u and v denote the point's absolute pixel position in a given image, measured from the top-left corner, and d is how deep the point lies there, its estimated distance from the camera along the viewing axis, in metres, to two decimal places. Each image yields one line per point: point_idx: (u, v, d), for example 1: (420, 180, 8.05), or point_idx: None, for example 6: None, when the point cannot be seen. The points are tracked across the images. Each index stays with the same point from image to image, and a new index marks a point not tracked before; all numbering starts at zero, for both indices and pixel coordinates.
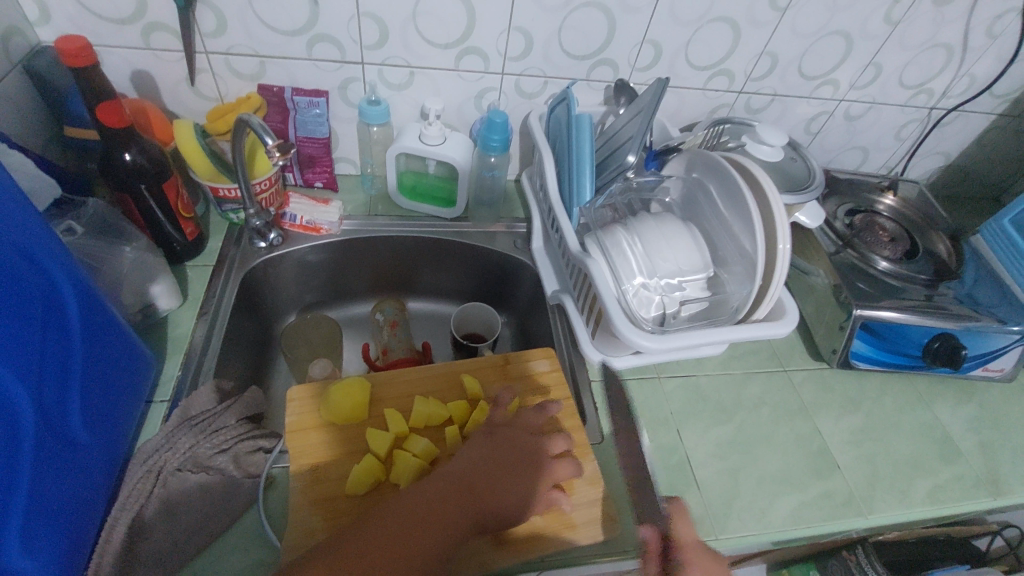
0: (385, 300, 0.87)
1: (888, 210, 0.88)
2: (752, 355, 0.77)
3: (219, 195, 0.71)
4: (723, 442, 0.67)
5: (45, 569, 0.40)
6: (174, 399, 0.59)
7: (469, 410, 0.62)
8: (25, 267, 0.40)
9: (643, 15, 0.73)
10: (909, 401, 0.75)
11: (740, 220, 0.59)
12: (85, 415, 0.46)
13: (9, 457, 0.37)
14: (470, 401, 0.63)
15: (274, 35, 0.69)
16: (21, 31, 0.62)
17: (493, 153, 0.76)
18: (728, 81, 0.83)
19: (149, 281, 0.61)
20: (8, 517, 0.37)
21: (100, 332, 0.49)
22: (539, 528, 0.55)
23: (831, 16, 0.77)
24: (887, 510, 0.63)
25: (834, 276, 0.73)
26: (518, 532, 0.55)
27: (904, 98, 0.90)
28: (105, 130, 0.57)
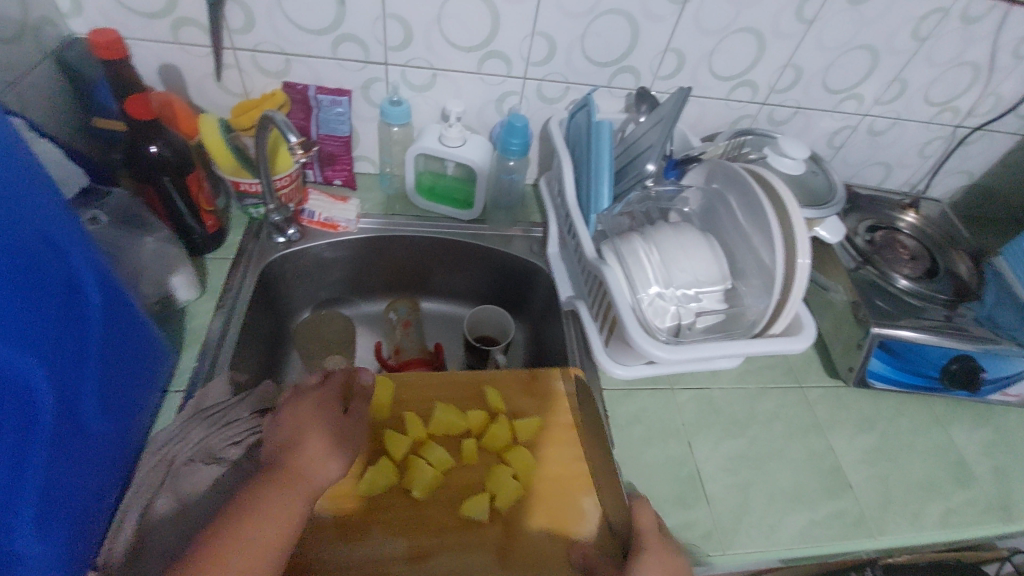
0: (398, 300, 0.87)
1: (909, 227, 0.87)
2: (767, 370, 0.76)
3: (240, 189, 0.73)
4: (733, 456, 0.66)
5: (56, 554, 0.41)
6: (190, 390, 0.60)
7: (487, 423, 0.61)
8: (48, 255, 0.40)
9: (667, 23, 0.72)
10: (924, 422, 0.74)
11: (760, 233, 0.58)
12: (101, 403, 0.46)
13: (26, 445, 0.37)
14: (490, 414, 0.61)
15: (300, 33, 0.69)
16: (54, 22, 0.63)
17: (512, 156, 0.76)
18: (751, 92, 0.83)
19: (168, 273, 0.62)
20: (22, 503, 0.37)
21: (119, 321, 0.49)
22: (547, 551, 0.53)
23: (857, 30, 0.76)
24: (898, 532, 0.62)
25: (853, 293, 0.73)
26: (525, 549, 0.53)
27: (928, 115, 0.89)
28: (133, 122, 0.58)
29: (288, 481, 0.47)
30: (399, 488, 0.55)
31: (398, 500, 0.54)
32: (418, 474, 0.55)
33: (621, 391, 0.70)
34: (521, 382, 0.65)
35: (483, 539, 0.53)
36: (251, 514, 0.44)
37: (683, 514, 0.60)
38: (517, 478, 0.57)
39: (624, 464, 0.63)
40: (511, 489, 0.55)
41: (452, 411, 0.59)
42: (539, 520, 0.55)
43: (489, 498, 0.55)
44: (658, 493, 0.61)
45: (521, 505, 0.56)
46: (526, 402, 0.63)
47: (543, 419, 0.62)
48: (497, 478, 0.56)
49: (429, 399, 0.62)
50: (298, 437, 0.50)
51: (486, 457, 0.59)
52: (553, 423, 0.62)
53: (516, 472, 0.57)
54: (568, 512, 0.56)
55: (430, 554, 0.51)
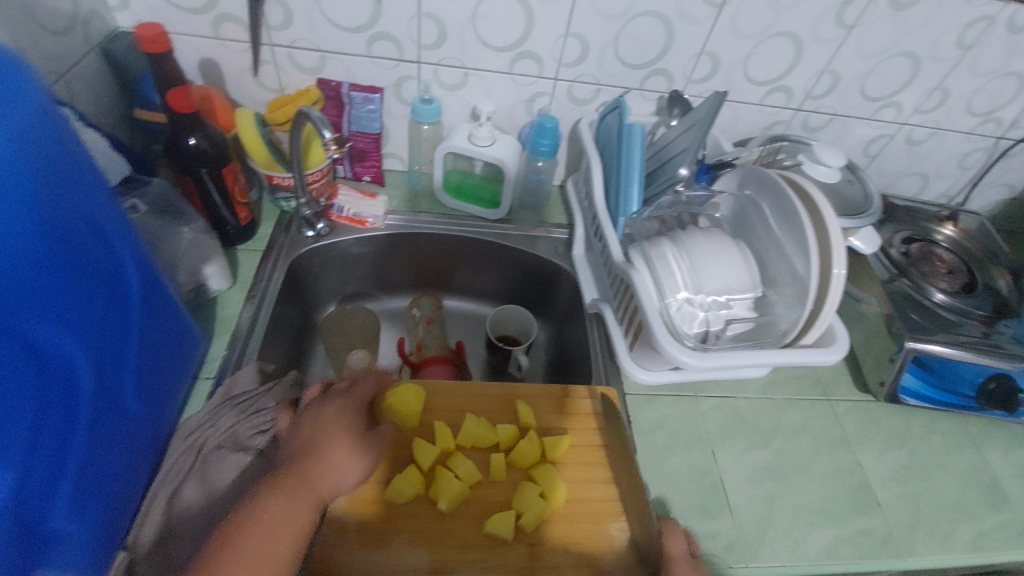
0: (422, 297, 0.89)
1: (946, 240, 0.85)
2: (794, 381, 0.75)
3: (273, 183, 0.74)
4: (758, 467, 0.65)
5: (90, 532, 0.42)
6: (219, 377, 0.61)
7: (517, 438, 0.60)
8: (94, 242, 0.41)
9: (702, 26, 0.72)
10: (957, 442, 0.71)
11: (794, 242, 0.57)
12: (137, 387, 0.47)
13: (66, 426, 0.38)
14: (519, 428, 0.61)
15: (336, 30, 0.70)
16: (102, 15, 0.65)
17: (541, 157, 0.76)
18: (786, 98, 0.81)
19: (202, 262, 0.63)
20: (61, 482, 0.38)
21: (156, 307, 0.50)
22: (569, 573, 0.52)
23: (899, 37, 0.74)
24: (927, 553, 0.61)
25: (887, 305, 0.71)
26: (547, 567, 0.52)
27: (970, 126, 0.86)
28: (174, 114, 0.59)
29: (304, 483, 0.47)
30: (424, 498, 0.55)
31: (424, 510, 0.54)
32: (442, 483, 0.54)
33: (644, 397, 0.69)
34: (553, 398, 0.65)
35: (505, 559, 0.52)
36: (265, 512, 0.44)
37: (705, 524, 0.59)
38: (544, 497, 0.56)
39: (645, 470, 0.62)
40: (535, 506, 0.54)
41: (482, 423, 0.59)
42: (561, 552, 0.53)
43: (514, 515, 0.53)
44: (680, 502, 0.60)
45: (546, 524, 0.55)
46: (557, 421, 0.62)
47: (573, 439, 0.61)
48: (523, 495, 0.55)
49: (460, 410, 0.62)
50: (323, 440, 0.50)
51: (514, 474, 0.58)
52: (583, 445, 0.61)
53: (544, 490, 0.56)
54: (594, 535, 0.55)
55: (452, 567, 0.51)
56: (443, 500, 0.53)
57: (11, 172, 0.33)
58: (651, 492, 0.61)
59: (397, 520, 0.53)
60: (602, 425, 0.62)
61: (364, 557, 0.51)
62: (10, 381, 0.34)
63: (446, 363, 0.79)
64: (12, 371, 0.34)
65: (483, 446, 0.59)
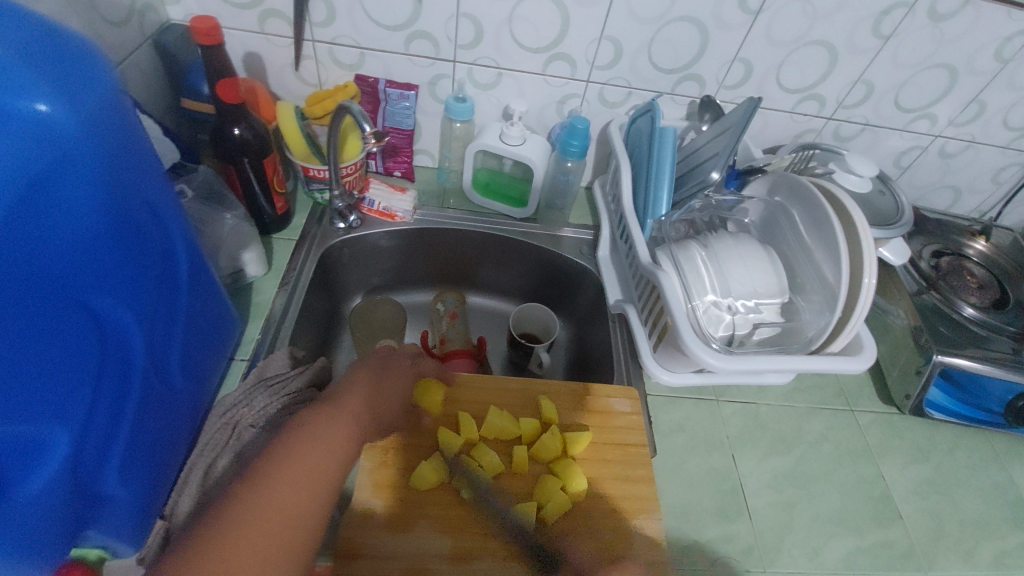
0: (447, 291, 0.90)
1: (978, 255, 0.84)
2: (817, 390, 0.74)
3: (309, 174, 0.76)
4: (778, 473, 0.65)
5: (135, 496, 0.44)
6: (253, 359, 0.64)
7: (539, 432, 0.61)
8: (151, 222, 0.43)
9: (737, 33, 0.72)
10: (983, 459, 0.70)
11: (825, 249, 0.58)
12: (182, 363, 0.50)
13: (119, 397, 0.41)
14: (542, 423, 0.62)
15: (376, 28, 0.72)
16: (155, 8, 0.68)
17: (571, 158, 0.77)
18: (818, 106, 0.81)
19: (241, 249, 0.66)
20: (113, 448, 0.41)
21: (201, 288, 0.52)
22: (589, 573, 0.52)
23: (936, 49, 0.74)
24: (949, 569, 0.60)
25: (915, 317, 0.70)
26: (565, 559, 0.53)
27: (1006, 140, 0.85)
28: (222, 104, 0.61)
29: (320, 448, 0.46)
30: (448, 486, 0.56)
31: (448, 497, 0.55)
32: (466, 472, 0.56)
33: (665, 398, 0.70)
34: (575, 395, 0.65)
35: (526, 549, 0.53)
36: (282, 476, 0.43)
37: (722, 527, 0.59)
38: (564, 491, 0.56)
39: (664, 470, 0.63)
40: (557, 499, 0.55)
41: (505, 416, 0.60)
42: (580, 545, 0.54)
43: (535, 507, 0.54)
44: (699, 504, 0.61)
45: (567, 517, 0.56)
46: (579, 417, 0.63)
47: (594, 435, 0.62)
48: (545, 488, 0.56)
49: (484, 402, 0.63)
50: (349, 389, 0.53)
51: (536, 467, 0.59)
52: (604, 442, 0.61)
53: (565, 484, 0.57)
54: (611, 534, 0.55)
55: (474, 555, 0.52)
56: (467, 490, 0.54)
57: (80, 154, 0.35)
58: (670, 493, 0.61)
59: (421, 505, 0.55)
60: (622, 423, 0.63)
61: (390, 538, 0.52)
62: (72, 350, 0.36)
63: (469, 356, 0.80)
64: (75, 339, 0.37)
65: (506, 439, 0.60)
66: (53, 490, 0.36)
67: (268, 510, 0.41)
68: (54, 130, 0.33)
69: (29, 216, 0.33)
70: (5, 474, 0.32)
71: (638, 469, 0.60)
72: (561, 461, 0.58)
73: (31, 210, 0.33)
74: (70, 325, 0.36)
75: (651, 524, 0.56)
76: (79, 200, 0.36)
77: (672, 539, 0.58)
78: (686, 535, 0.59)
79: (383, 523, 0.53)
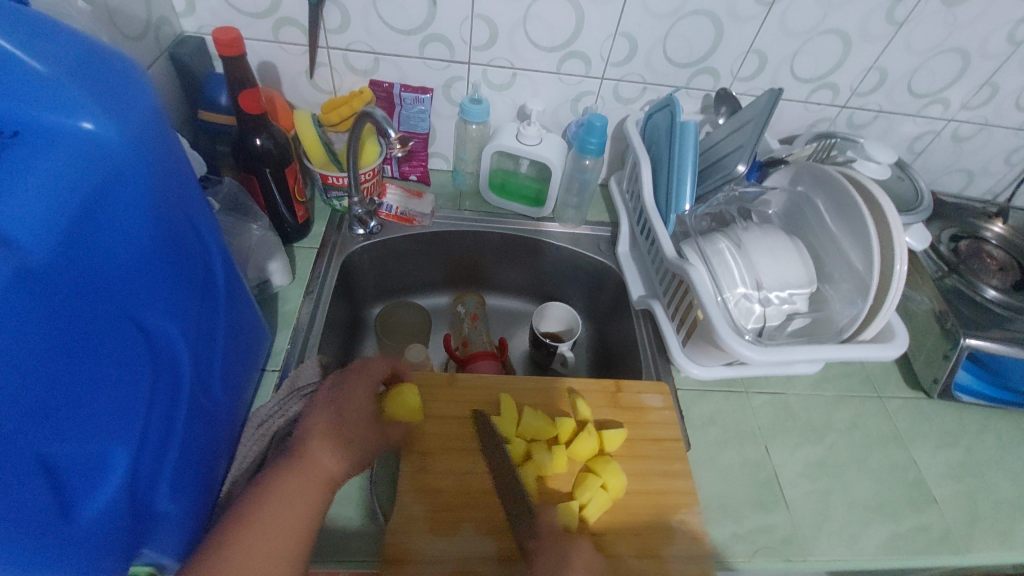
0: (467, 294, 0.92)
1: (996, 238, 0.84)
2: (844, 378, 0.75)
3: (327, 182, 0.76)
4: (812, 462, 0.65)
5: (183, 513, 0.45)
6: (285, 369, 0.64)
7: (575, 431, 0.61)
8: (193, 236, 0.44)
9: (752, 25, 0.72)
10: (1013, 440, 0.70)
11: (852, 238, 0.58)
12: (222, 376, 0.50)
13: (168, 415, 0.41)
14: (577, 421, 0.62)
15: (391, 33, 0.72)
16: (170, 21, 0.68)
17: (589, 155, 0.76)
18: (832, 95, 0.81)
19: (268, 259, 0.66)
20: (163, 463, 0.41)
21: (237, 300, 0.53)
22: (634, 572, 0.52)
23: (950, 33, 0.74)
24: (988, 550, 0.60)
25: (939, 302, 0.71)
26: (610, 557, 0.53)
27: (1019, 121, 0.85)
28: (243, 114, 0.61)
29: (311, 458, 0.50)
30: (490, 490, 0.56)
31: (491, 499, 0.56)
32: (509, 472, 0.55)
33: (695, 392, 0.70)
34: (606, 393, 0.66)
35: None
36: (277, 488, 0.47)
37: (762, 518, 0.60)
38: (605, 489, 0.56)
39: (699, 463, 0.63)
40: (599, 497, 0.55)
41: (541, 417, 0.60)
42: (626, 542, 0.54)
43: (578, 506, 0.54)
44: (736, 496, 0.61)
45: (608, 514, 0.56)
46: (612, 414, 0.63)
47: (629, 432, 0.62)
48: (586, 486, 0.56)
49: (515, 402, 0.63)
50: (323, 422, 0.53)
51: (574, 466, 0.59)
52: (639, 439, 0.62)
53: (605, 482, 0.56)
54: (653, 531, 0.55)
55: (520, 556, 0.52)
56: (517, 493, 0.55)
57: (131, 169, 0.35)
58: (706, 486, 0.61)
59: (463, 507, 0.55)
60: (654, 418, 0.64)
61: (435, 543, 0.52)
62: (127, 366, 0.37)
63: (493, 358, 0.79)
64: (131, 355, 0.37)
65: (544, 439, 0.60)
66: (115, 508, 0.36)
67: (242, 554, 0.42)
68: (103, 147, 0.34)
69: (84, 234, 0.33)
70: (70, 491, 0.33)
71: (675, 464, 0.60)
72: (600, 459, 0.58)
73: (85, 228, 0.33)
74: (126, 342, 0.37)
75: (690, 517, 0.56)
76: (128, 216, 0.36)
77: (712, 531, 0.58)
78: (725, 527, 0.59)
79: (425, 528, 0.53)
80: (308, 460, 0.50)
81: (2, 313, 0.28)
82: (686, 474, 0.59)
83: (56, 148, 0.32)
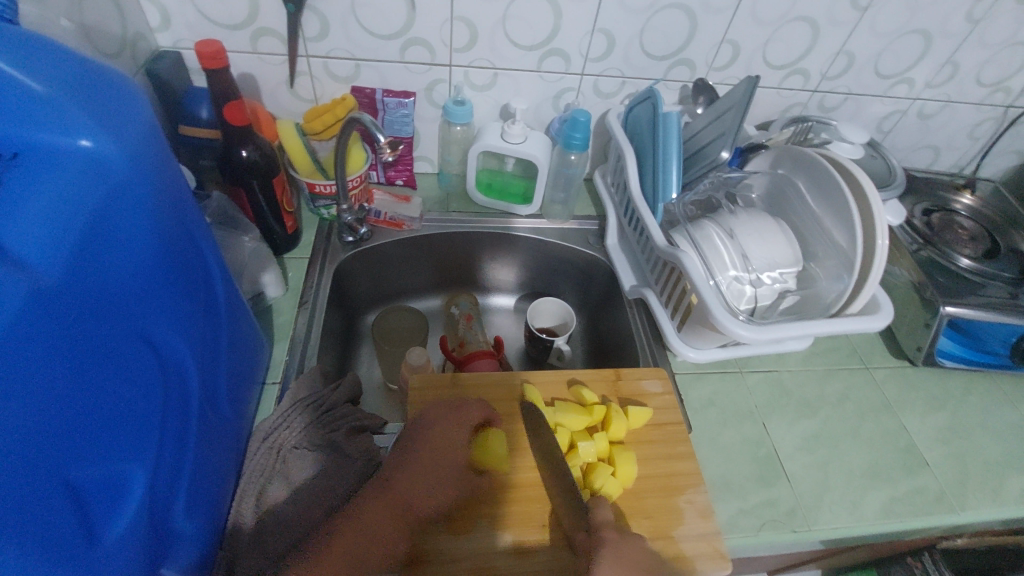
0: (460, 295, 0.92)
1: (966, 210, 0.88)
2: (832, 352, 0.77)
3: (315, 191, 0.76)
4: (808, 436, 0.67)
5: (199, 528, 0.45)
6: (285, 382, 0.63)
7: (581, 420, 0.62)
8: (193, 253, 0.44)
9: (724, 15, 0.74)
10: (994, 401, 0.74)
11: (835, 217, 0.60)
12: (229, 390, 0.50)
13: (181, 433, 0.41)
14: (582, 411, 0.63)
15: (371, 39, 0.72)
16: (145, 36, 0.67)
17: (574, 150, 0.77)
18: (803, 80, 0.84)
19: (261, 271, 0.66)
20: (179, 478, 0.41)
21: (237, 314, 0.53)
22: None
23: (912, 15, 0.77)
24: (979, 507, 0.63)
25: (917, 273, 0.73)
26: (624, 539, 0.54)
27: (979, 97, 0.89)
28: (229, 127, 0.61)
29: (389, 500, 0.52)
30: (503, 486, 0.58)
31: (503, 496, 0.57)
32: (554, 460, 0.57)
33: (692, 375, 0.72)
34: (606, 381, 0.67)
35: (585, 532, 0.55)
36: (353, 526, 0.49)
37: (764, 492, 0.61)
38: (614, 475, 0.58)
39: (701, 444, 0.65)
40: (610, 483, 0.56)
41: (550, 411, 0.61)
42: (638, 525, 0.55)
43: (589, 493, 0.56)
44: (740, 473, 0.62)
45: (619, 499, 0.57)
46: (615, 402, 0.65)
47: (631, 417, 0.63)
48: (595, 474, 0.57)
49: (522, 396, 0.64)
50: (413, 459, 0.55)
51: None
52: (642, 424, 0.63)
53: (615, 469, 0.58)
54: (663, 512, 0.56)
55: (535, 548, 0.54)
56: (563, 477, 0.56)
57: (131, 187, 0.36)
58: (710, 466, 0.63)
59: (477, 505, 0.56)
60: (655, 403, 0.65)
61: (454, 542, 0.53)
62: (141, 382, 0.37)
63: (491, 355, 0.79)
64: (144, 371, 0.37)
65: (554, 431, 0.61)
66: (137, 528, 0.36)
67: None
68: (101, 163, 0.34)
69: (91, 255, 0.33)
70: (93, 513, 0.32)
71: (679, 446, 0.62)
72: (606, 447, 0.60)
73: (92, 249, 0.33)
74: (139, 361, 0.37)
75: (698, 497, 0.58)
76: (131, 235, 0.36)
77: (720, 509, 0.60)
78: (732, 505, 0.60)
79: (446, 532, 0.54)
80: (388, 503, 0.51)
81: (22, 332, 0.28)
82: (690, 455, 0.61)
83: (59, 170, 0.32)
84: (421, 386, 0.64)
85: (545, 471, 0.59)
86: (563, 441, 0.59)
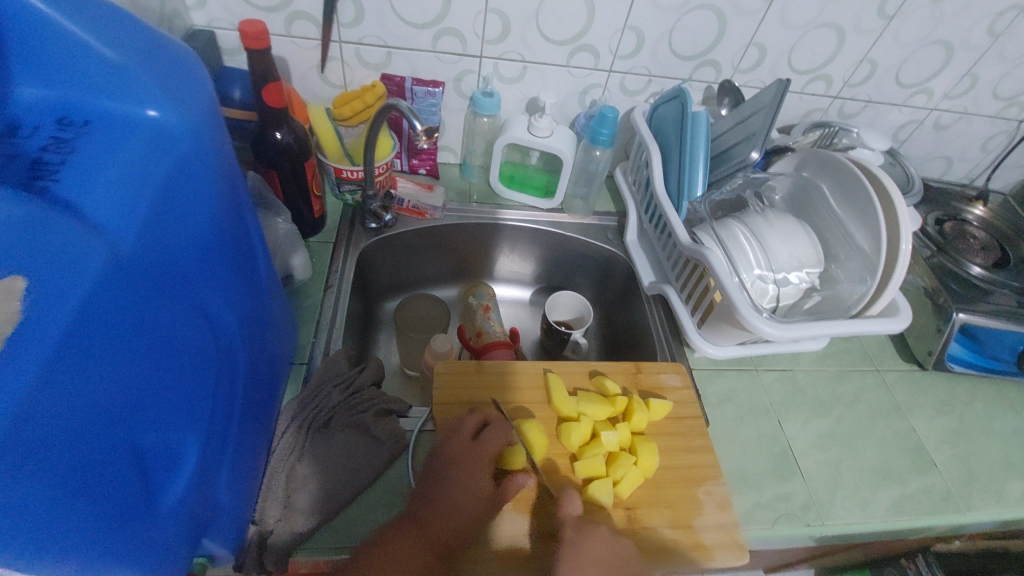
0: (478, 286, 0.90)
1: (978, 220, 0.89)
2: (844, 354, 0.79)
3: (341, 176, 0.76)
4: (822, 434, 0.69)
5: (239, 499, 0.46)
6: (311, 363, 0.64)
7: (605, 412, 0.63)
8: (241, 232, 0.45)
9: (754, 18, 0.75)
10: (999, 407, 0.76)
11: (859, 220, 0.62)
12: (267, 364, 0.51)
13: (228, 401, 0.43)
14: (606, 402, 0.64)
15: (404, 27, 0.73)
16: (181, 14, 0.67)
17: (600, 146, 0.78)
18: (825, 86, 0.85)
19: (291, 253, 0.67)
20: (224, 448, 0.42)
21: (275, 295, 0.54)
22: (670, 540, 0.55)
23: (935, 26, 0.78)
24: (983, 508, 0.65)
25: (931, 281, 0.75)
26: (648, 531, 0.55)
27: (994, 110, 0.91)
28: (265, 108, 0.61)
29: (415, 517, 0.50)
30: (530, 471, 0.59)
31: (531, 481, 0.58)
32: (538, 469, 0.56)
33: (709, 371, 0.73)
34: (627, 374, 0.68)
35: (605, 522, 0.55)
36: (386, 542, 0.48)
37: (780, 487, 0.63)
38: (636, 464, 0.59)
39: (717, 438, 0.66)
40: (632, 473, 0.57)
41: (575, 400, 0.62)
42: (659, 514, 0.57)
43: (611, 482, 0.56)
44: (755, 468, 0.64)
45: (640, 488, 0.58)
46: (636, 394, 0.66)
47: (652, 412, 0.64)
48: (618, 463, 0.58)
49: (546, 385, 0.65)
50: (434, 480, 0.53)
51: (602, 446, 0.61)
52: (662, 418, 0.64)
53: (637, 459, 0.59)
54: (683, 503, 0.58)
55: None
56: (578, 467, 0.57)
57: (192, 161, 0.37)
58: (727, 460, 0.64)
59: None
60: (675, 397, 0.66)
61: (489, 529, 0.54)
62: (195, 351, 0.38)
63: (509, 346, 0.79)
64: (198, 342, 0.38)
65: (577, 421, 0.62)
66: (187, 499, 0.37)
67: None
68: (168, 134, 0.35)
69: (159, 227, 0.34)
70: (154, 480, 0.33)
71: (697, 440, 0.63)
72: (628, 441, 0.61)
73: (159, 222, 0.34)
74: (194, 333, 0.38)
75: (716, 488, 0.59)
76: (191, 211, 0.37)
77: (737, 502, 0.61)
78: (748, 498, 0.62)
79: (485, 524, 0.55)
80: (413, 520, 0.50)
81: (103, 297, 0.29)
82: (708, 448, 0.62)
83: (129, 140, 0.33)
84: (448, 372, 0.65)
85: (569, 458, 0.60)
86: (586, 429, 0.60)
